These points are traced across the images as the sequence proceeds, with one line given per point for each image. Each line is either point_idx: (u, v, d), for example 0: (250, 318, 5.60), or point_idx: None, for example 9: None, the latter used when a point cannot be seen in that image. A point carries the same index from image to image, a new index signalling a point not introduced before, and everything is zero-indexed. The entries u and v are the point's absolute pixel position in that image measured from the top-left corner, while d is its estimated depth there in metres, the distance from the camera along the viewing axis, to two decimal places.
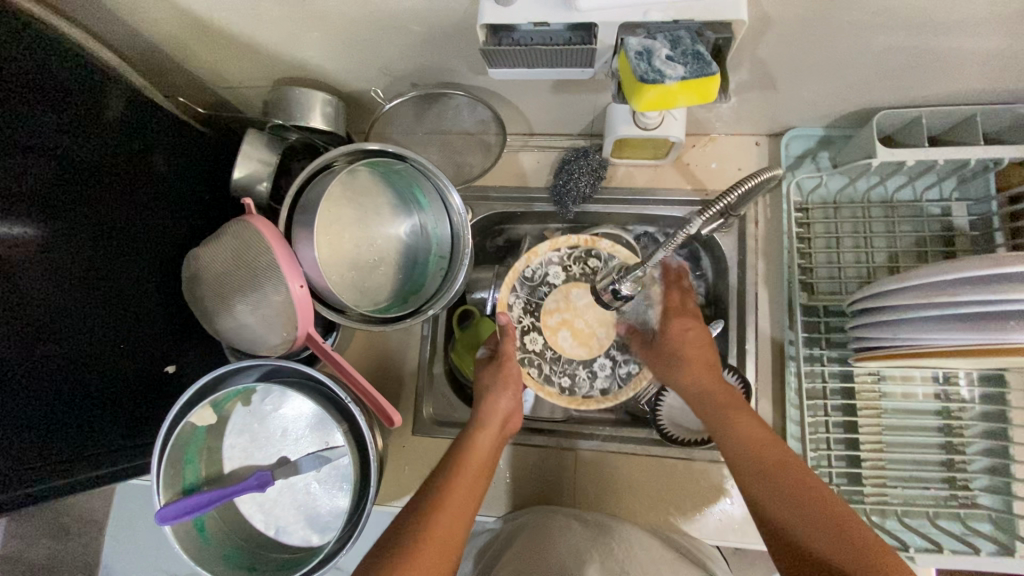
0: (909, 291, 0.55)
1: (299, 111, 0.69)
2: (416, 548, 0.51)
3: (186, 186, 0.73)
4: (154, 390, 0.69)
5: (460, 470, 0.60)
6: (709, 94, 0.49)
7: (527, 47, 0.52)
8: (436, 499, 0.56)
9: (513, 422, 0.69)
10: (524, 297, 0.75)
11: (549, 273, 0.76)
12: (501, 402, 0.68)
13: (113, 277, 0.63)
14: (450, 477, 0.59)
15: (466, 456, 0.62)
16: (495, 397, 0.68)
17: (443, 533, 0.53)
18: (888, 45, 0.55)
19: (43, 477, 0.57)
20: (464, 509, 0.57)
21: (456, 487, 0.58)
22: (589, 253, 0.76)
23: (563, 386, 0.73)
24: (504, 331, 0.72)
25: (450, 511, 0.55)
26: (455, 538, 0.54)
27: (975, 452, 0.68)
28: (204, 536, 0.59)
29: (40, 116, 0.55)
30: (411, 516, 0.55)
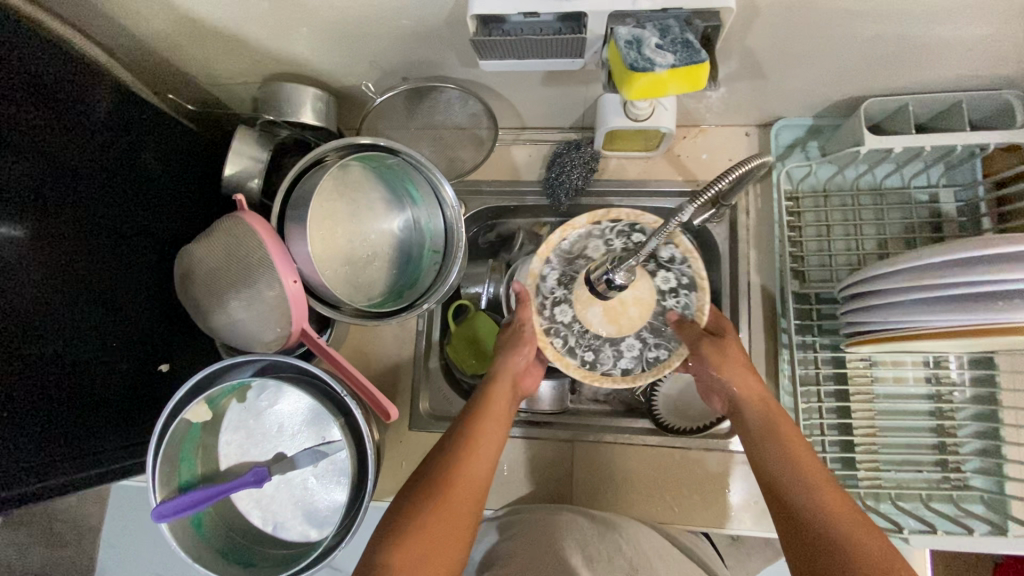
0: (899, 275, 0.56)
1: (290, 106, 0.69)
2: (442, 501, 0.55)
3: (177, 183, 0.73)
4: (147, 389, 0.68)
5: (480, 425, 0.62)
6: (699, 81, 0.50)
7: (517, 38, 0.52)
8: (458, 454, 0.59)
9: (529, 379, 0.70)
10: (558, 268, 0.69)
11: (588, 247, 0.70)
12: (519, 360, 0.67)
13: (103, 276, 0.63)
14: (471, 431, 0.61)
15: (484, 410, 0.63)
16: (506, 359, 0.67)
17: (467, 485, 0.57)
18: (873, 33, 0.56)
19: (34, 479, 0.56)
20: (482, 468, 0.60)
21: (478, 443, 0.60)
22: (633, 229, 0.69)
23: (585, 360, 0.66)
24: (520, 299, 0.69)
25: (467, 475, 0.58)
26: (477, 491, 0.58)
27: (966, 435, 0.69)
28: (201, 533, 0.58)
29: (25, 113, 0.54)
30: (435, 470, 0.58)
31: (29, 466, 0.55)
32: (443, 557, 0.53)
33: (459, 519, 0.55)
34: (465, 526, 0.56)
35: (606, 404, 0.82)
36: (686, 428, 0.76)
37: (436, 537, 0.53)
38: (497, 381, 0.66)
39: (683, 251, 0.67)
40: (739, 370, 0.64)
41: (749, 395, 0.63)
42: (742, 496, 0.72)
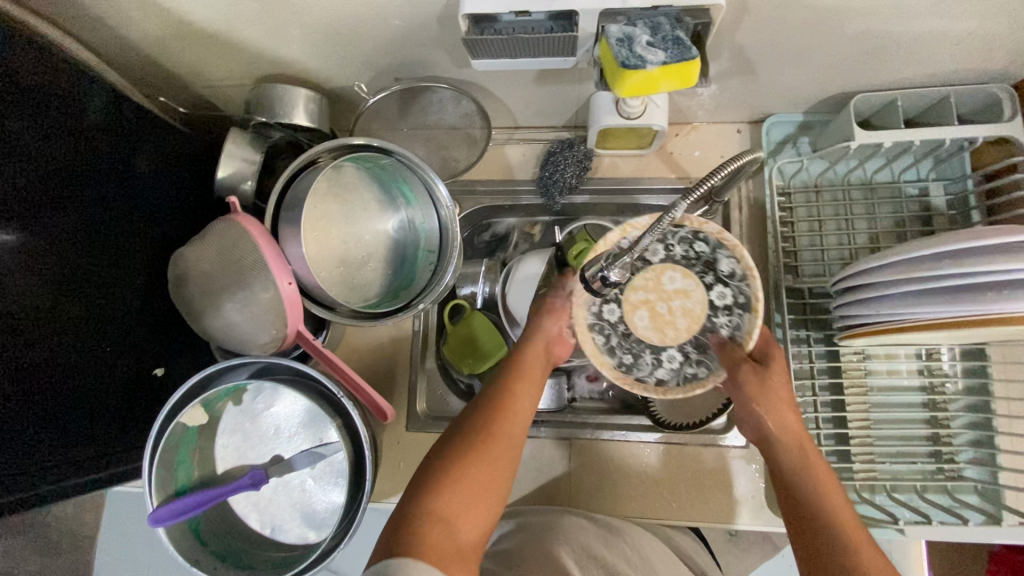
0: (890, 268, 0.56)
1: (283, 108, 0.69)
2: (481, 451, 0.53)
3: (170, 186, 0.72)
4: (145, 394, 0.68)
5: (514, 384, 0.59)
6: (691, 77, 0.50)
7: (509, 37, 0.52)
8: (493, 410, 0.56)
9: (563, 348, 0.64)
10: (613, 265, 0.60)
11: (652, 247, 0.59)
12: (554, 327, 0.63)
13: (97, 281, 0.62)
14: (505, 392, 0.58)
15: (519, 369, 0.60)
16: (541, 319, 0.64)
17: (505, 439, 0.55)
18: (861, 29, 0.56)
19: (27, 485, 0.55)
20: (518, 425, 0.57)
21: (513, 402, 0.57)
22: (696, 237, 0.59)
23: (621, 364, 0.58)
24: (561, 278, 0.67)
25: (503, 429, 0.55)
26: (514, 445, 0.55)
27: (960, 426, 0.69)
28: (199, 537, 0.58)
29: (12, 117, 0.54)
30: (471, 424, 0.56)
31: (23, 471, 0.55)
32: (485, 504, 0.52)
33: (499, 470, 0.53)
34: (506, 475, 0.54)
35: (604, 401, 0.82)
36: (680, 422, 0.74)
37: (477, 486, 0.52)
38: (529, 344, 0.62)
39: (745, 268, 0.57)
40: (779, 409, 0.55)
41: (785, 433, 0.55)
42: (739, 491, 0.72)
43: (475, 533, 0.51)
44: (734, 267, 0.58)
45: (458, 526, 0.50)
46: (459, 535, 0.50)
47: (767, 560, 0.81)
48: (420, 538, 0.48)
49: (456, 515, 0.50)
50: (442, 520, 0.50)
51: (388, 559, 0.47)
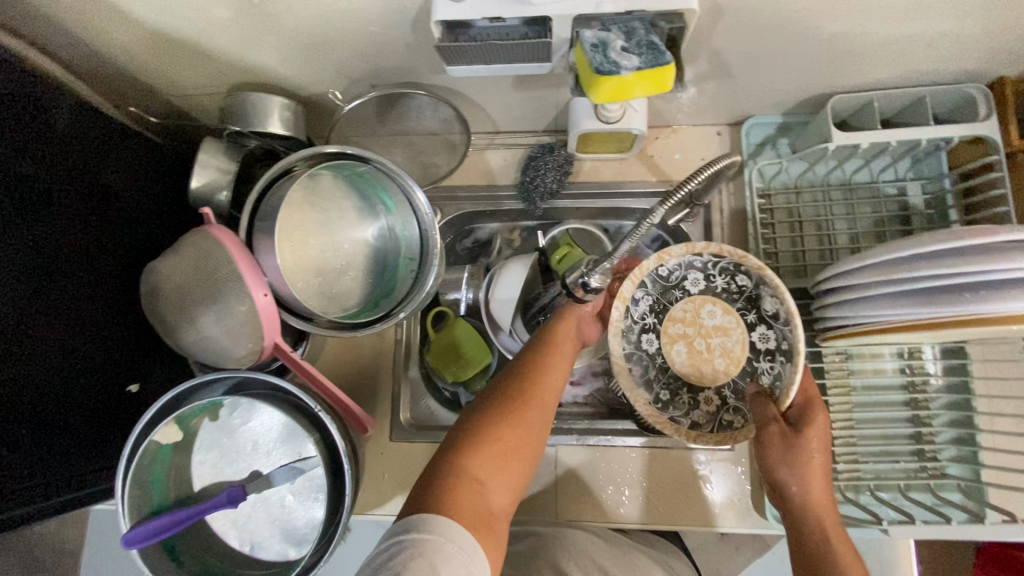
0: (867, 270, 0.56)
1: (256, 116, 0.68)
2: (518, 417, 0.54)
3: (142, 198, 0.71)
4: (115, 410, 0.66)
5: (549, 352, 0.60)
6: (666, 83, 0.50)
7: (483, 43, 0.52)
8: (528, 380, 0.57)
9: (591, 328, 0.67)
10: (653, 296, 0.65)
11: (689, 276, 0.64)
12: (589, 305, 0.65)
13: (64, 296, 0.60)
14: (540, 364, 0.59)
15: (553, 342, 0.61)
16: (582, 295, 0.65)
17: (539, 409, 0.56)
18: (835, 31, 0.57)
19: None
20: (551, 391, 0.58)
21: (548, 373, 0.58)
22: (739, 269, 0.62)
23: (658, 399, 0.63)
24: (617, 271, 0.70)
25: (538, 396, 0.56)
26: (547, 417, 0.56)
27: (942, 423, 0.70)
28: (175, 557, 0.57)
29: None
30: (507, 392, 0.56)
31: None
32: (517, 471, 0.53)
33: (533, 441, 0.54)
34: (538, 445, 0.55)
35: (588, 406, 0.82)
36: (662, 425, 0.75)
37: (511, 450, 0.53)
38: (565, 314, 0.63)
39: (788, 313, 0.59)
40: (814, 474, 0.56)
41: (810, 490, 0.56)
42: (724, 494, 0.72)
43: (504, 498, 0.52)
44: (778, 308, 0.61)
45: (488, 488, 0.50)
46: (490, 498, 0.50)
47: (756, 562, 0.81)
48: (454, 497, 0.48)
49: (489, 478, 0.51)
50: (475, 481, 0.50)
51: (420, 515, 0.46)
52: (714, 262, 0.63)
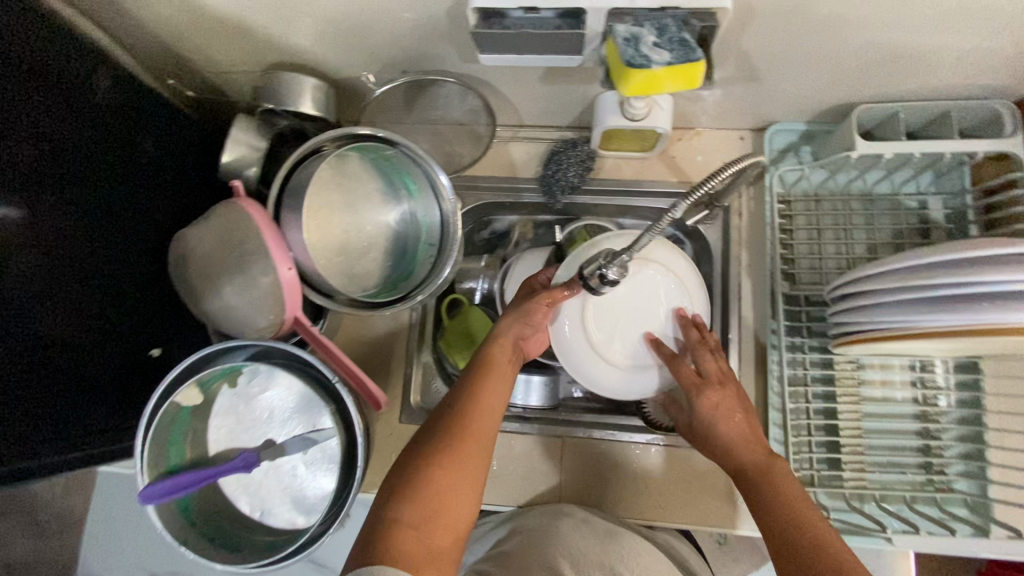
0: (886, 275, 0.57)
1: (289, 95, 0.69)
2: (451, 454, 0.54)
3: (177, 169, 0.73)
4: (139, 374, 0.68)
5: (481, 383, 0.60)
6: (695, 80, 0.51)
7: (517, 32, 0.53)
8: (459, 415, 0.57)
9: (532, 343, 0.67)
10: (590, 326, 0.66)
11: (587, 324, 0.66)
12: (522, 329, 0.65)
13: (94, 257, 0.62)
14: (472, 395, 0.59)
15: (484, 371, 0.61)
16: (509, 323, 0.65)
17: (474, 444, 0.55)
18: (866, 39, 0.57)
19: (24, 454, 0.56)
20: (487, 422, 0.58)
21: (481, 405, 0.58)
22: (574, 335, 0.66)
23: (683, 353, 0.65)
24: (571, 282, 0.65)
25: (472, 431, 0.56)
26: (485, 448, 0.56)
27: (951, 438, 0.70)
28: (188, 517, 0.58)
29: (18, 93, 0.54)
30: (436, 433, 0.56)
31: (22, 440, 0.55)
32: (457, 507, 0.52)
33: (468, 477, 0.54)
34: (477, 480, 0.54)
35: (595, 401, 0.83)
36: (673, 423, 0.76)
37: (447, 486, 0.52)
38: (495, 342, 0.64)
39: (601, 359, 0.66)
40: (729, 430, 0.61)
41: (721, 432, 0.61)
42: (728, 496, 0.72)
43: (446, 535, 0.51)
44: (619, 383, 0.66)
45: (428, 528, 0.50)
46: (428, 541, 0.49)
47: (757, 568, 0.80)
48: (386, 547, 0.48)
49: (423, 521, 0.50)
50: (410, 526, 0.50)
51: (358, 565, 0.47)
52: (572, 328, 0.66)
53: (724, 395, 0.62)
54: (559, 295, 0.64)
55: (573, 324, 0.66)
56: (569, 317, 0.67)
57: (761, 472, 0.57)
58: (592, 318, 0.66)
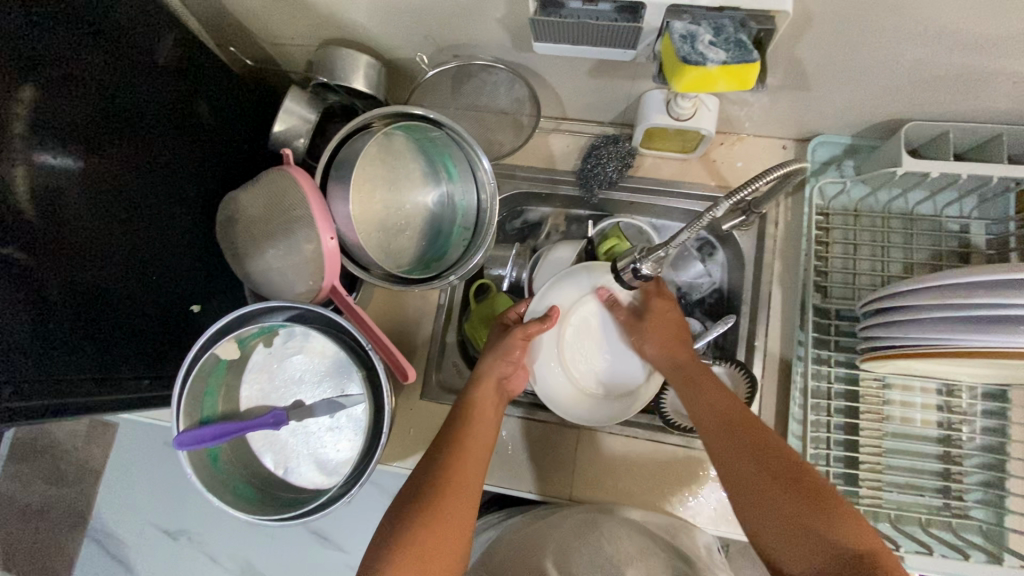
0: (923, 293, 0.57)
1: (343, 71, 0.71)
2: (440, 505, 0.59)
3: (230, 135, 0.76)
4: (176, 327, 0.70)
5: (469, 427, 0.66)
6: (748, 82, 0.51)
7: (574, 23, 0.53)
8: (448, 463, 0.62)
9: (516, 380, 0.74)
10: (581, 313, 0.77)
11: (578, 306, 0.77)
12: (501, 365, 0.71)
13: (148, 210, 0.65)
14: (458, 439, 0.65)
15: (471, 414, 0.68)
16: (489, 363, 0.71)
17: (458, 490, 0.61)
18: (924, 55, 0.57)
19: (82, 393, 0.58)
20: (477, 463, 0.64)
21: (468, 449, 0.64)
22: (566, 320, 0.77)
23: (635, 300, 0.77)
24: (546, 318, 0.73)
25: (460, 478, 0.62)
26: (473, 489, 0.62)
27: (973, 465, 0.69)
28: (217, 467, 0.61)
29: (83, 49, 0.57)
30: (424, 481, 0.61)
31: (80, 379, 0.58)
32: (446, 560, 0.57)
33: (458, 522, 0.59)
34: (463, 529, 0.59)
35: None
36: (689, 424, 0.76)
37: (437, 538, 0.57)
38: (479, 386, 0.70)
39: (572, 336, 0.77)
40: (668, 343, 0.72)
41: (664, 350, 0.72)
42: None
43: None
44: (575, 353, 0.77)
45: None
46: None
47: None
48: None
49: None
50: None
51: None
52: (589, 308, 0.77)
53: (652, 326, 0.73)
54: (533, 330, 0.71)
55: (548, 348, 0.77)
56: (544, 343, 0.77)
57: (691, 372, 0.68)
58: (567, 345, 0.77)
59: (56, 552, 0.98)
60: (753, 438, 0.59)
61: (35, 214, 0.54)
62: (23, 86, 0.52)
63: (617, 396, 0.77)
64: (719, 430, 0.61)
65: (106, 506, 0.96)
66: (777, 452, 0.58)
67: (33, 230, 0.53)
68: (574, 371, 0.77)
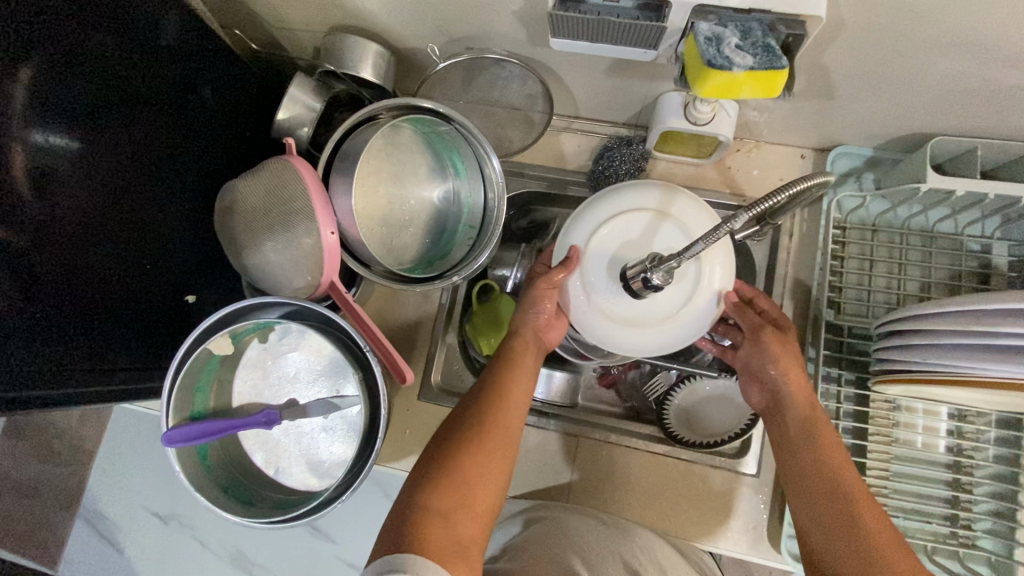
0: (947, 316, 0.55)
1: (351, 59, 0.69)
2: (481, 452, 0.56)
3: (231, 120, 0.74)
4: (171, 318, 0.68)
5: (509, 373, 0.62)
6: (775, 89, 0.48)
7: (594, 19, 0.51)
8: (491, 404, 0.59)
9: (552, 332, 0.67)
10: (599, 239, 0.61)
11: (595, 229, 0.61)
12: (535, 316, 0.64)
13: (143, 196, 0.63)
14: (500, 385, 0.61)
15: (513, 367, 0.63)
16: (521, 313, 0.65)
17: (501, 435, 0.58)
18: (958, 68, 0.54)
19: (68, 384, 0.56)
20: (516, 418, 0.60)
21: (509, 394, 0.60)
22: (587, 247, 0.61)
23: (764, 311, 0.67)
24: (566, 263, 0.61)
25: (499, 428, 0.58)
26: (511, 441, 0.58)
27: (982, 493, 0.67)
28: (205, 465, 0.60)
29: (78, 21, 0.54)
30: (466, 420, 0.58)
31: (67, 368, 0.56)
32: (486, 499, 0.54)
33: (494, 470, 0.56)
34: (503, 472, 0.57)
35: (613, 405, 0.82)
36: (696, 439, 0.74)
37: (470, 481, 0.54)
38: (517, 333, 0.65)
39: (587, 265, 0.61)
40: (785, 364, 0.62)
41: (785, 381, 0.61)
42: (739, 519, 0.71)
43: (473, 527, 0.52)
44: (606, 288, 0.60)
45: (456, 520, 0.51)
46: (456, 530, 0.50)
47: None
48: (419, 533, 0.48)
49: (452, 512, 0.51)
50: (438, 515, 0.51)
51: (393, 553, 0.46)
52: (611, 230, 0.61)
53: (782, 341, 0.63)
54: (557, 278, 0.61)
55: (578, 301, 0.61)
56: (573, 296, 0.61)
57: (797, 409, 0.60)
58: (598, 290, 0.60)
59: (45, 533, 0.97)
60: (848, 499, 0.53)
61: (32, 196, 0.52)
62: (23, 65, 0.50)
63: (666, 335, 0.60)
64: (817, 482, 0.55)
65: (97, 490, 0.95)
66: (875, 523, 0.51)
67: (30, 215, 0.52)
68: (613, 318, 0.60)
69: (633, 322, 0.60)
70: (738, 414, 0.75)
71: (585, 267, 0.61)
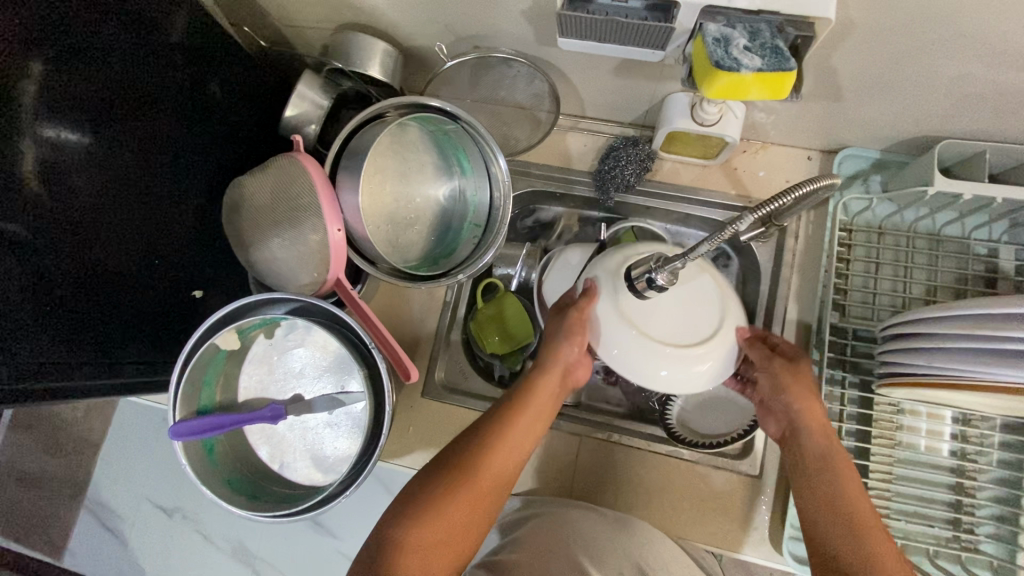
0: (952, 319, 0.55)
1: (359, 57, 0.69)
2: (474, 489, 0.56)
3: (237, 117, 0.74)
4: (179, 313, 0.69)
5: (522, 411, 0.61)
6: (782, 91, 0.48)
7: (602, 19, 0.51)
8: (494, 440, 0.59)
9: (580, 371, 0.66)
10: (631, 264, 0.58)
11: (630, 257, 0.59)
12: (564, 356, 0.62)
13: (151, 191, 0.63)
14: (506, 423, 0.60)
15: (526, 401, 0.62)
16: (544, 350, 0.64)
17: (492, 478, 0.57)
18: (965, 71, 0.54)
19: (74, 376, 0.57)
20: (514, 459, 0.59)
21: (513, 433, 0.60)
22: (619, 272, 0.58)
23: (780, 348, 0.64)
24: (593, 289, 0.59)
25: (495, 468, 0.58)
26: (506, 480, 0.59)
27: (986, 497, 0.67)
28: (211, 458, 0.60)
29: (89, 17, 0.55)
30: (466, 451, 0.58)
31: (74, 361, 0.56)
32: (469, 536, 0.55)
33: (480, 509, 0.56)
34: (490, 511, 0.57)
35: (617, 406, 0.83)
36: (697, 441, 0.74)
37: (459, 520, 0.54)
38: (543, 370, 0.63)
39: (615, 285, 0.57)
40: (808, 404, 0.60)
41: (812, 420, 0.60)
42: (741, 519, 0.71)
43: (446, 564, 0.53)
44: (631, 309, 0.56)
45: (433, 557, 0.52)
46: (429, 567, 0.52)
47: None
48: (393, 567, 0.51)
49: (434, 547, 0.52)
50: (417, 549, 0.52)
51: None
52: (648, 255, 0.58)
53: (796, 376, 0.61)
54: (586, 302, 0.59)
55: (606, 322, 0.56)
56: (602, 318, 0.57)
57: (821, 450, 0.58)
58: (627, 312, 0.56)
59: (52, 523, 0.98)
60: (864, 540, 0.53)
61: (41, 190, 0.52)
62: (32, 60, 0.50)
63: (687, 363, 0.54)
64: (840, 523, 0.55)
65: (102, 482, 0.95)
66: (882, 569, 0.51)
67: (39, 210, 0.52)
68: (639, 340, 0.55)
69: (656, 345, 0.55)
70: (738, 418, 0.75)
71: (613, 288, 0.57)
